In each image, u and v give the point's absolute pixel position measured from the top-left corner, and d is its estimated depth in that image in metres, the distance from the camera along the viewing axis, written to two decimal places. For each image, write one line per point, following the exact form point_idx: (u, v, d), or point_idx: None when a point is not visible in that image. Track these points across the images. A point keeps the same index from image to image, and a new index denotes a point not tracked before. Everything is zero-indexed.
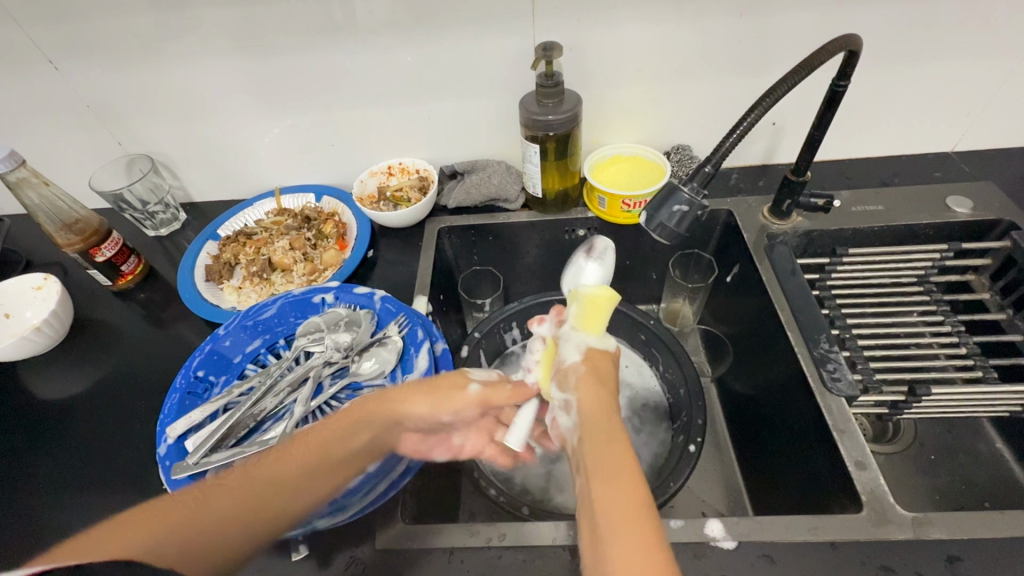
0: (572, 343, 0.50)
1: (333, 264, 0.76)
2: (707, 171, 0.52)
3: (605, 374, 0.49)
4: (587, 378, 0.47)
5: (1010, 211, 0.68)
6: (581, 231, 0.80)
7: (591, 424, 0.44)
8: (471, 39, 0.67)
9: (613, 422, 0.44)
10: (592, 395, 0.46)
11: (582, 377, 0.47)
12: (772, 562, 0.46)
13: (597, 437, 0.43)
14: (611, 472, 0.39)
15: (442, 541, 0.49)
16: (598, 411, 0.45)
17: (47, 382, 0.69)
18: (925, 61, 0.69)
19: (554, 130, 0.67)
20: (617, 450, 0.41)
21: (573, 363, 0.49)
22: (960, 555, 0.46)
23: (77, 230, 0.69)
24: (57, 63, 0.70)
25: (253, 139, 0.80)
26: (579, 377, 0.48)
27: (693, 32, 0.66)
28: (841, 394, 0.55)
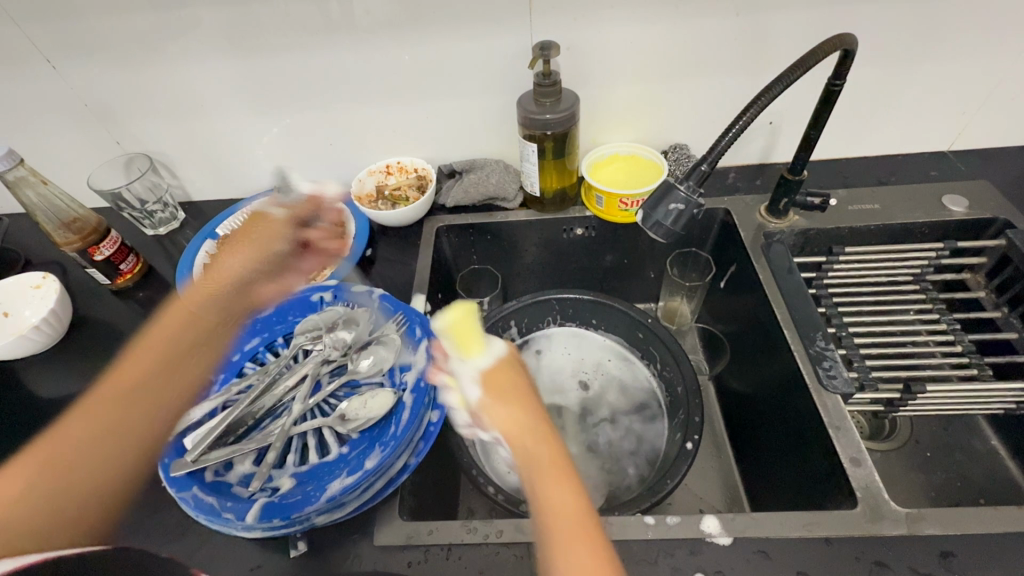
0: (465, 377, 0.52)
1: (332, 262, 0.76)
2: (703, 170, 0.52)
3: (506, 393, 0.52)
4: (501, 411, 0.51)
5: (1006, 210, 0.69)
6: (579, 230, 0.80)
7: (529, 473, 0.48)
8: (469, 39, 0.67)
9: (530, 426, 0.51)
10: (503, 417, 0.51)
11: (490, 408, 0.51)
12: (767, 558, 0.47)
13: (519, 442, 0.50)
14: (558, 521, 0.44)
15: (439, 538, 0.49)
16: (531, 456, 0.49)
17: (47, 380, 0.69)
18: (921, 60, 0.69)
19: (552, 129, 0.67)
20: (560, 498, 0.45)
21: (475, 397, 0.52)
22: (954, 551, 0.46)
23: (76, 228, 0.69)
24: (54, 62, 0.70)
25: (251, 138, 0.80)
26: (485, 410, 0.51)
27: (690, 31, 0.66)
28: (836, 391, 0.56)
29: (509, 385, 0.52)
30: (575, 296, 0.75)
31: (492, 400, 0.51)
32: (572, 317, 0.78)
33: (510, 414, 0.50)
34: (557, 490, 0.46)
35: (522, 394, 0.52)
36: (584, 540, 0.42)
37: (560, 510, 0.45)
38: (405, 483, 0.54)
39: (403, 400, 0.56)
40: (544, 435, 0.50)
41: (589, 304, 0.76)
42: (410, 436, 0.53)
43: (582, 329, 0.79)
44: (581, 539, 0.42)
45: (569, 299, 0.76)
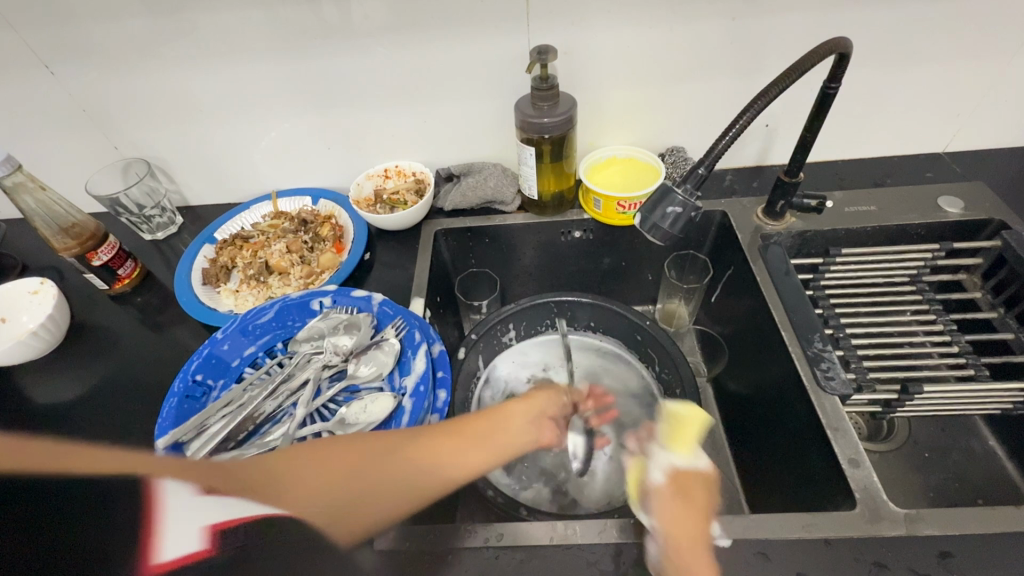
0: (657, 462, 0.51)
1: (330, 266, 0.75)
2: (701, 173, 0.52)
3: (695, 496, 0.48)
4: (667, 507, 0.47)
5: (1001, 211, 0.69)
6: (577, 233, 0.81)
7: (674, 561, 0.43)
8: (467, 43, 0.68)
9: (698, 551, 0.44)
10: (675, 518, 0.46)
11: (665, 503, 0.47)
12: (767, 559, 0.47)
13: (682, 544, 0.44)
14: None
15: (440, 542, 0.49)
16: (684, 538, 0.44)
17: (44, 386, 0.69)
18: (915, 63, 0.70)
19: (550, 133, 0.67)
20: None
21: (657, 484, 0.49)
22: (952, 551, 0.46)
23: (74, 234, 0.69)
24: (53, 68, 0.70)
25: (250, 143, 0.80)
26: (662, 496, 0.48)
27: (687, 35, 0.67)
28: (835, 393, 0.56)
29: (700, 497, 0.48)
30: (574, 298, 0.75)
31: (674, 494, 0.48)
32: (571, 319, 0.78)
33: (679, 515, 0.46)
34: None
35: (702, 492, 0.48)
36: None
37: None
38: None
39: (402, 404, 0.57)
40: (696, 531, 0.45)
41: (587, 307, 0.76)
42: None
43: (580, 331, 0.79)
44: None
45: (568, 302, 0.76)
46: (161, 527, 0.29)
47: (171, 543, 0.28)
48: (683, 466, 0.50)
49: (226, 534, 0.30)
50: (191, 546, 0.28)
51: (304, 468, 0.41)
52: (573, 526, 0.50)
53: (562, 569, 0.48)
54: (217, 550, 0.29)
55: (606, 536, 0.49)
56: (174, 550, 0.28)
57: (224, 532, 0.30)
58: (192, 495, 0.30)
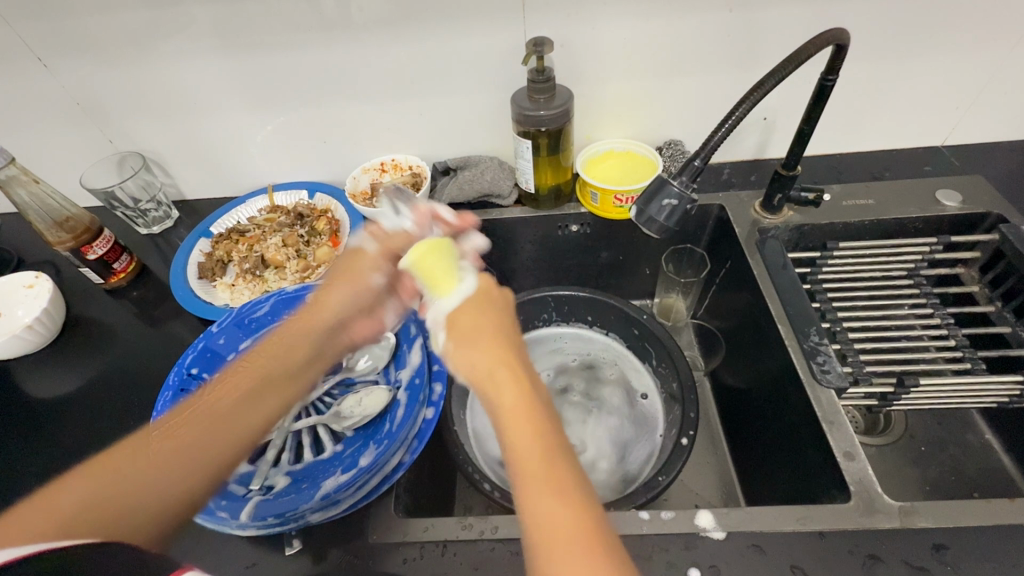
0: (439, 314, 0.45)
1: (326, 260, 0.76)
2: (697, 165, 0.52)
3: (478, 324, 0.43)
4: (461, 350, 0.42)
5: (1000, 204, 0.69)
6: (574, 227, 0.80)
7: (489, 404, 0.39)
8: (464, 36, 0.67)
9: (502, 374, 0.40)
10: (475, 355, 0.41)
11: (455, 352, 0.41)
12: (761, 552, 0.47)
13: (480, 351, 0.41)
14: (532, 482, 0.34)
15: (435, 534, 0.49)
16: (486, 383, 0.39)
17: (40, 379, 0.69)
18: (914, 55, 0.69)
19: (546, 126, 0.67)
20: (533, 467, 0.35)
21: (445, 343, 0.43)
22: (947, 543, 0.46)
23: (68, 228, 0.69)
24: (45, 60, 0.70)
25: (245, 136, 0.80)
26: (453, 348, 0.42)
27: (684, 26, 0.66)
28: (830, 386, 0.56)
29: (489, 323, 0.43)
30: (570, 292, 0.76)
31: (462, 338, 0.42)
32: (568, 314, 0.78)
33: (473, 356, 0.41)
34: (519, 438, 0.36)
35: (492, 322, 0.43)
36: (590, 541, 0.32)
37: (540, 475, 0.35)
38: (401, 482, 0.54)
39: (398, 398, 0.57)
40: (520, 390, 0.39)
41: (584, 302, 0.76)
42: (406, 434, 0.54)
43: (579, 326, 0.79)
44: (549, 493, 0.34)
45: (565, 296, 0.76)
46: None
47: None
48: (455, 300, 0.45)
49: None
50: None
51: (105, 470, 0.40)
52: None
53: None
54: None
55: None
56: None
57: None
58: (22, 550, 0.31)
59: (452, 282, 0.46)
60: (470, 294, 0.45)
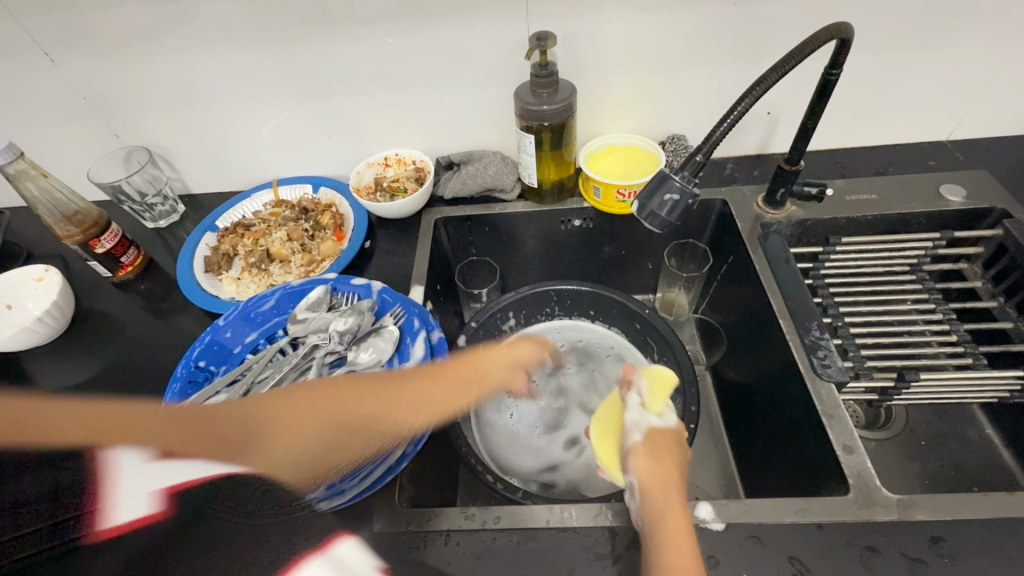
0: (634, 421, 0.53)
1: (331, 255, 0.76)
2: (699, 160, 0.52)
3: (667, 452, 0.49)
4: (644, 458, 0.49)
5: (1004, 199, 0.69)
6: (577, 221, 0.81)
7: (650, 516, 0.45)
8: (467, 30, 0.67)
9: (671, 492, 0.46)
10: (650, 470, 0.48)
11: (640, 456, 0.49)
12: (759, 543, 0.47)
13: (664, 452, 0.49)
14: None
15: (438, 524, 0.50)
16: (658, 494, 0.46)
17: (50, 371, 0.70)
18: (919, 49, 0.69)
19: (549, 120, 0.67)
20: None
21: (632, 443, 0.51)
22: (944, 536, 0.47)
23: (76, 222, 0.70)
24: (53, 56, 0.70)
25: (249, 131, 0.80)
26: (636, 453, 0.50)
27: (687, 20, 0.66)
28: (831, 380, 0.56)
29: (675, 456, 0.50)
30: (573, 286, 0.76)
31: (647, 450, 0.49)
32: (570, 308, 0.79)
33: (657, 467, 0.48)
34: (679, 558, 0.41)
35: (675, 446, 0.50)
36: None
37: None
38: (405, 473, 0.55)
39: None
40: (679, 505, 0.46)
41: (586, 295, 0.77)
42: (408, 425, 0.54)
43: (581, 320, 0.80)
44: None
45: (567, 291, 0.77)
46: (110, 487, 0.35)
47: (115, 512, 0.35)
48: (655, 421, 0.52)
49: (178, 501, 0.36)
50: (146, 510, 0.35)
51: (149, 421, 0.40)
52: (569, 509, 0.50)
53: (557, 550, 0.48)
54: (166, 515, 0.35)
55: (599, 518, 0.49)
56: (126, 514, 0.35)
57: (179, 494, 0.36)
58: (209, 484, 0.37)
59: (661, 407, 0.54)
60: (669, 424, 0.52)
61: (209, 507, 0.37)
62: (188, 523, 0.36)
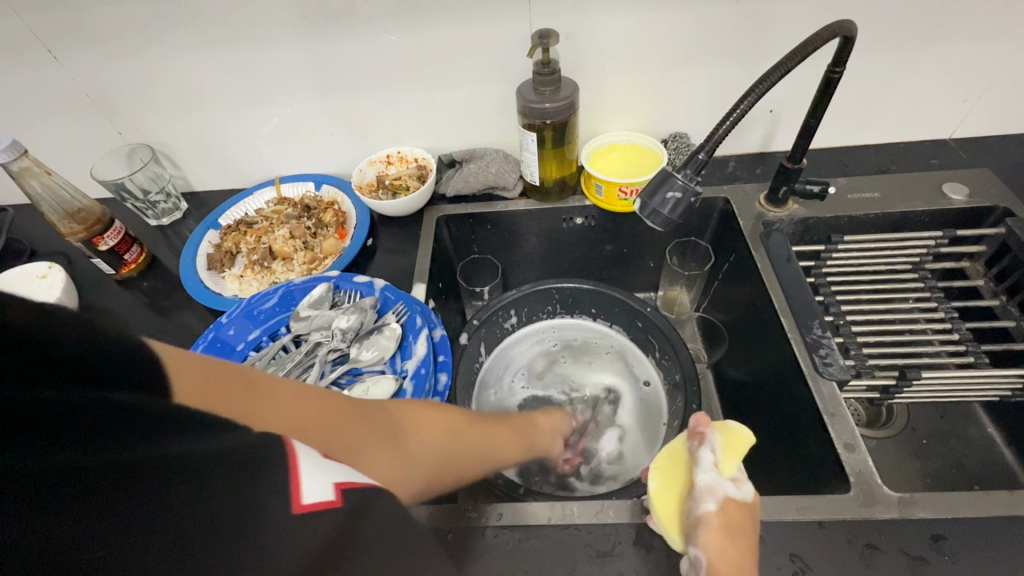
0: (706, 487, 0.44)
1: (333, 252, 0.77)
2: (701, 158, 0.52)
3: (743, 532, 0.42)
4: (717, 537, 0.41)
5: (1007, 198, 0.69)
6: (579, 219, 0.81)
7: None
8: (469, 28, 0.67)
9: (742, 570, 0.40)
10: (723, 552, 0.40)
11: (713, 533, 0.41)
12: (761, 540, 0.48)
13: (735, 527, 0.42)
14: None
15: (440, 521, 0.50)
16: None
17: None
18: (922, 46, 0.69)
19: (551, 118, 0.67)
20: None
21: (705, 513, 0.43)
22: (945, 534, 0.47)
23: (80, 219, 0.70)
24: (56, 53, 0.70)
25: (252, 129, 0.80)
26: (708, 528, 0.42)
27: (690, 18, 0.66)
28: (832, 378, 0.56)
29: (748, 534, 0.42)
30: (575, 284, 0.76)
31: (723, 526, 0.42)
32: (572, 306, 0.79)
33: (728, 549, 0.41)
34: None
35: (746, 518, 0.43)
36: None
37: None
38: None
39: (404, 387, 0.58)
40: None
41: (587, 293, 0.77)
42: None
43: (583, 318, 0.80)
44: None
45: (569, 289, 0.77)
46: (304, 477, 0.25)
47: (306, 486, 0.25)
48: (733, 493, 0.44)
49: (355, 498, 0.27)
50: (323, 495, 0.25)
51: (290, 393, 0.33)
52: (570, 506, 0.50)
53: (558, 547, 0.49)
54: (344, 506, 0.26)
55: (600, 515, 0.50)
56: (316, 493, 0.25)
57: (352, 488, 0.27)
58: (319, 457, 0.27)
59: (735, 473, 0.46)
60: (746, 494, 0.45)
61: (372, 519, 0.27)
62: (362, 517, 0.26)
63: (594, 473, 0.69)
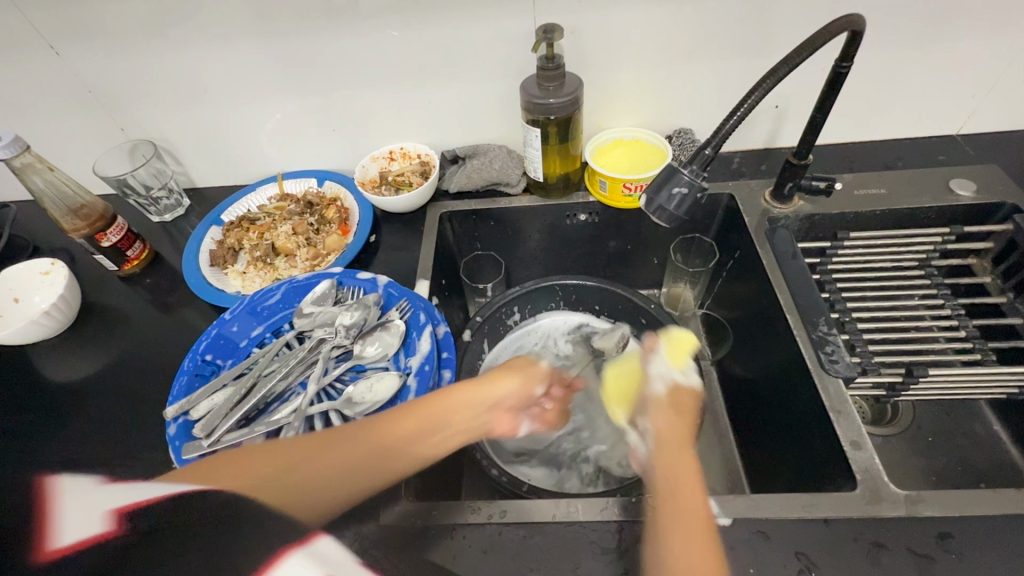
0: (658, 373, 0.56)
1: (335, 249, 0.77)
2: (708, 154, 0.52)
3: (686, 405, 0.52)
4: (664, 412, 0.51)
5: (1015, 194, 0.68)
6: (582, 216, 0.80)
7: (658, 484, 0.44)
8: (473, 22, 0.67)
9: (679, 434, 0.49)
10: (666, 423, 0.50)
11: (660, 411, 0.51)
12: (766, 538, 0.47)
13: (682, 407, 0.52)
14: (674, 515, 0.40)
15: (444, 518, 0.50)
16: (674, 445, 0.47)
17: (57, 364, 0.71)
18: (930, 41, 0.68)
19: (555, 114, 0.67)
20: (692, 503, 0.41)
21: (654, 392, 0.54)
22: (952, 532, 0.47)
23: (82, 215, 0.70)
24: (58, 48, 0.70)
25: (254, 124, 0.80)
26: (657, 402, 0.53)
27: (696, 13, 0.66)
28: (839, 375, 0.56)
29: (693, 414, 0.52)
30: (579, 281, 0.76)
31: (667, 402, 0.53)
32: (576, 303, 0.79)
33: (671, 421, 0.50)
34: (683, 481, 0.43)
35: (689, 399, 0.53)
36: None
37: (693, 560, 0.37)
38: None
39: (408, 384, 0.58)
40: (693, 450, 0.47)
41: (591, 290, 0.76)
42: None
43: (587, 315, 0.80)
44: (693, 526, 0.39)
45: (573, 286, 0.76)
46: (58, 515, 0.25)
47: (61, 529, 0.24)
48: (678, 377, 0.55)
49: (137, 515, 0.26)
50: (96, 527, 0.25)
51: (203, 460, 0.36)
52: (575, 503, 0.50)
53: (562, 544, 0.48)
54: (125, 528, 0.25)
55: (605, 512, 0.49)
56: (74, 532, 0.24)
57: (138, 509, 0.26)
58: (88, 488, 0.27)
59: (684, 368, 0.56)
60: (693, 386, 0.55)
61: (186, 519, 0.26)
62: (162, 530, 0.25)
63: (596, 473, 0.67)
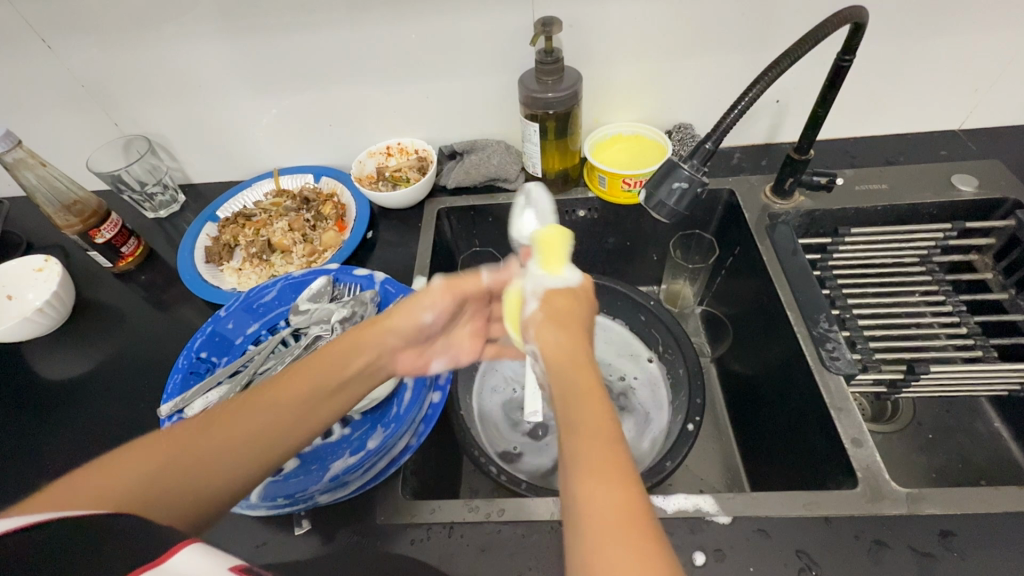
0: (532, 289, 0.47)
1: (333, 245, 0.76)
2: (708, 148, 0.51)
3: (563, 314, 0.45)
4: (546, 325, 0.43)
5: (1017, 190, 0.67)
6: (582, 212, 0.79)
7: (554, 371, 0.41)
8: (471, 16, 0.66)
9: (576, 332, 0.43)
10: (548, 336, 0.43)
11: (542, 326, 0.43)
12: (767, 536, 0.47)
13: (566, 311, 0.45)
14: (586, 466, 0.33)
15: (441, 516, 0.50)
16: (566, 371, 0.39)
17: (51, 362, 0.70)
18: (933, 35, 0.67)
19: (554, 108, 0.66)
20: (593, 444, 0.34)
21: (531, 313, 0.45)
22: (953, 530, 0.46)
23: (76, 211, 0.69)
24: (50, 42, 0.69)
25: (250, 120, 0.79)
26: (537, 323, 0.44)
27: (696, 6, 0.65)
28: (840, 372, 0.55)
29: (575, 314, 0.45)
30: None
31: (546, 317, 0.44)
32: None
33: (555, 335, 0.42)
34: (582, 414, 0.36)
35: (576, 311, 0.46)
36: (631, 521, 0.30)
37: (590, 432, 0.34)
38: (408, 464, 0.55)
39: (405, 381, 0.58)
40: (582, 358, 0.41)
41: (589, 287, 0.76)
42: (414, 417, 0.55)
43: None
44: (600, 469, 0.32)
45: None
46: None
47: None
48: (554, 285, 0.47)
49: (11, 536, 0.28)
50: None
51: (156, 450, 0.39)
52: None
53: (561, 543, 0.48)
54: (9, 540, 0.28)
55: None
56: None
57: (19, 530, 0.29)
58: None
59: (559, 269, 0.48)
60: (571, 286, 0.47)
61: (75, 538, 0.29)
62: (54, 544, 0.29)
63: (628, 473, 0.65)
